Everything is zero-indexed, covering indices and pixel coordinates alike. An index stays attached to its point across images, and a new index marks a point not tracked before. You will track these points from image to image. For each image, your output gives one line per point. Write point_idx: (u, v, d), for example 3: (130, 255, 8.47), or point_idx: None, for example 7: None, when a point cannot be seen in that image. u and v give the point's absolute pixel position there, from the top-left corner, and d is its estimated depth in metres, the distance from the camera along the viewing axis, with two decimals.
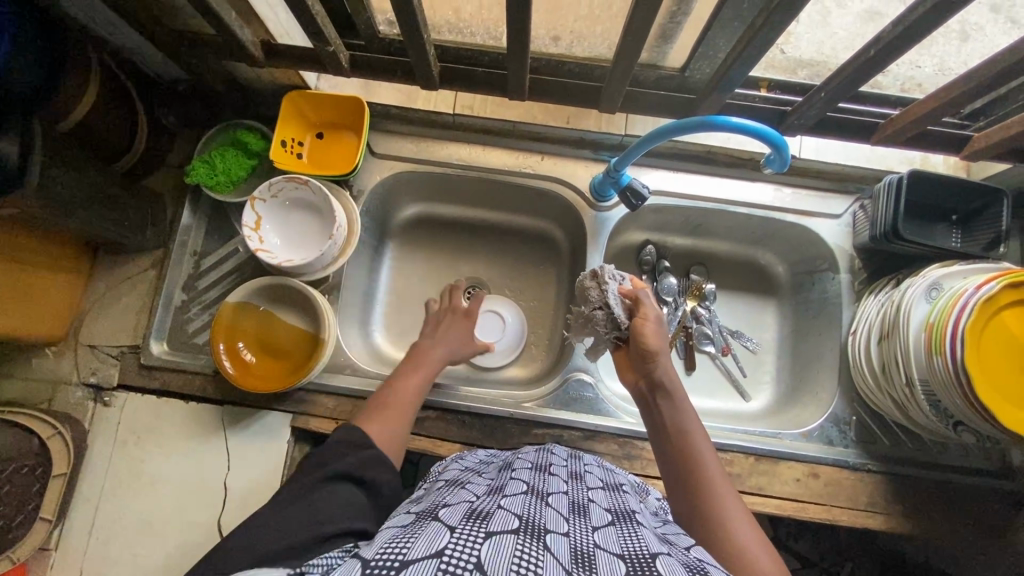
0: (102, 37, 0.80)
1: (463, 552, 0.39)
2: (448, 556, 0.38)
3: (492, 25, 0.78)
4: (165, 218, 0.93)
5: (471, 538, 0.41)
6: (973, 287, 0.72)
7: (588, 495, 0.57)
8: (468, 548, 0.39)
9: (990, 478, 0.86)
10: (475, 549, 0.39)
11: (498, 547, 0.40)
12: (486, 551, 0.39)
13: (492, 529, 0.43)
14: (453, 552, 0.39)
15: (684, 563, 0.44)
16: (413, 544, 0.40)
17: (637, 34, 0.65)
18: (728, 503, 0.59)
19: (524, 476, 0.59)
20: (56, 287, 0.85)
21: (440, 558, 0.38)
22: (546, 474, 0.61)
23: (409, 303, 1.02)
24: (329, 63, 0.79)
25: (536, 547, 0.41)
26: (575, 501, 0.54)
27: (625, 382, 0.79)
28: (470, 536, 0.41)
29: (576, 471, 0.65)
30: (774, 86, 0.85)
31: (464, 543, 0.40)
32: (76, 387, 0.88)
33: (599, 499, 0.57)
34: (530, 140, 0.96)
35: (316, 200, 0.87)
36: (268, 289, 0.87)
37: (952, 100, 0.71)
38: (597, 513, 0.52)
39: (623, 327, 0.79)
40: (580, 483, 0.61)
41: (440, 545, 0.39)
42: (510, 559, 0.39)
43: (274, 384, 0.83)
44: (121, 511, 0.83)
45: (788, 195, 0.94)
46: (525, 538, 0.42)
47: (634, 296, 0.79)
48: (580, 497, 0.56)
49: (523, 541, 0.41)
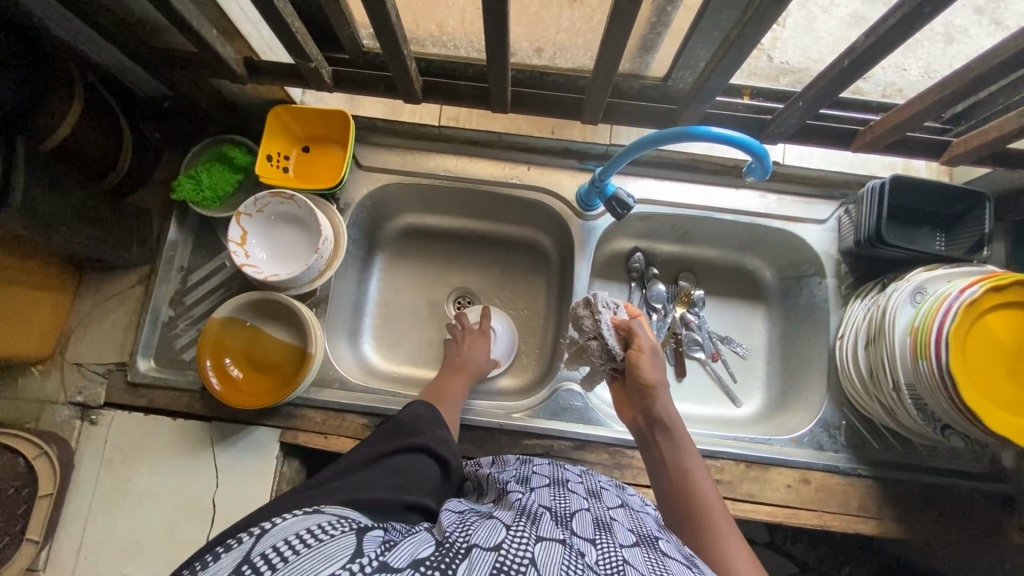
0: (86, 55, 0.80)
1: (518, 550, 0.41)
2: (504, 551, 0.40)
3: (474, 38, 0.79)
4: (152, 234, 0.93)
5: (524, 538, 0.42)
6: (957, 291, 0.72)
7: (610, 513, 0.56)
8: (522, 547, 0.41)
9: (981, 481, 0.86)
10: (529, 549, 0.41)
11: (549, 552, 0.41)
12: (539, 552, 0.41)
13: (542, 534, 0.44)
14: (510, 548, 0.41)
15: None
16: (475, 535, 0.43)
17: (616, 47, 0.65)
18: (726, 537, 0.60)
19: (547, 491, 0.58)
20: (42, 306, 0.85)
21: (498, 551, 0.40)
22: (566, 491, 0.60)
23: (398, 315, 1.02)
24: (312, 79, 0.79)
25: (578, 561, 0.42)
26: (599, 518, 0.54)
27: (622, 416, 0.80)
28: (525, 536, 0.43)
29: (593, 489, 0.63)
30: (756, 93, 0.86)
31: (520, 542, 0.42)
32: (62, 406, 0.87)
33: (620, 518, 0.56)
34: (517, 151, 0.96)
35: (300, 213, 0.87)
36: (254, 305, 0.87)
37: (931, 107, 0.72)
38: (621, 531, 0.52)
39: (618, 357, 0.79)
40: (599, 501, 0.60)
41: (499, 540, 0.42)
42: (560, 563, 0.40)
43: (262, 400, 0.82)
44: (109, 531, 0.82)
45: (773, 201, 0.95)
46: (570, 549, 0.43)
47: (629, 326, 0.80)
48: (603, 515, 0.55)
49: (571, 553, 0.42)
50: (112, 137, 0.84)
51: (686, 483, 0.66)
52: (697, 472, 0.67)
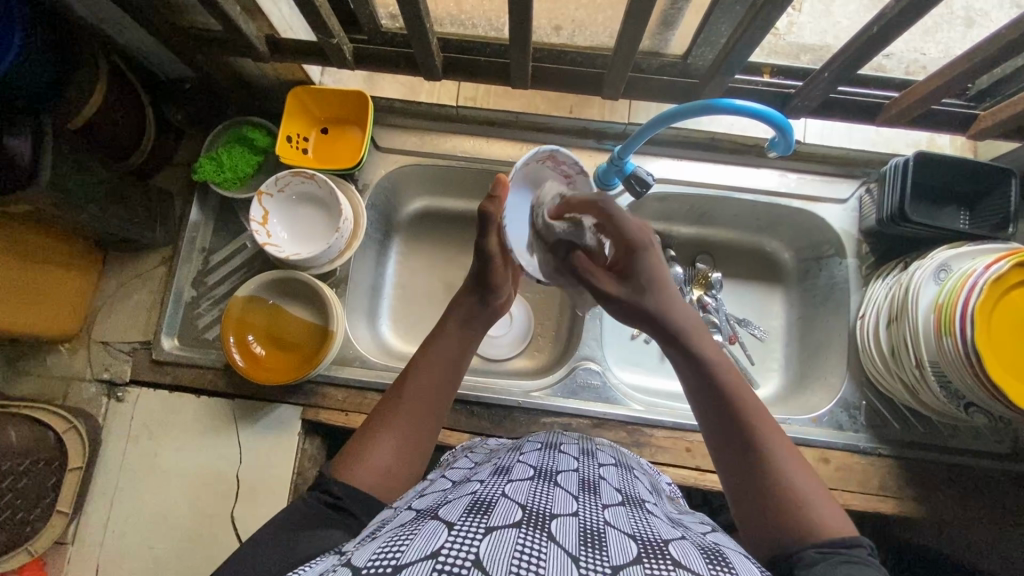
0: (109, 34, 0.81)
1: (459, 551, 0.37)
2: (444, 556, 0.36)
3: (494, 16, 0.80)
4: (174, 215, 0.94)
5: (470, 535, 0.39)
6: (982, 267, 0.72)
7: (598, 471, 0.56)
8: (465, 546, 0.37)
9: (1001, 460, 0.86)
10: (473, 547, 0.37)
11: (499, 542, 0.38)
12: (486, 547, 0.38)
13: (493, 524, 0.40)
14: (450, 552, 0.37)
15: (698, 545, 0.44)
16: (408, 545, 0.38)
17: (638, 18, 0.64)
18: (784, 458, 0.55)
19: (533, 455, 0.58)
20: (69, 285, 0.86)
21: (436, 558, 0.36)
22: (555, 452, 0.60)
23: (416, 296, 1.03)
24: (332, 56, 0.79)
25: (539, 538, 0.40)
26: (585, 477, 0.54)
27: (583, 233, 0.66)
28: (469, 532, 0.39)
29: (588, 447, 0.64)
30: (776, 71, 0.83)
31: (461, 542, 0.38)
32: (89, 382, 0.89)
33: (609, 476, 0.56)
34: (534, 131, 0.96)
35: (321, 193, 0.88)
36: (274, 283, 0.88)
37: (958, 77, 0.70)
38: (607, 490, 0.52)
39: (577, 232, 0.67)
40: (591, 458, 0.60)
41: (435, 546, 0.37)
42: (511, 555, 0.37)
43: (282, 376, 0.84)
44: (136, 505, 0.84)
45: (793, 180, 0.94)
46: (528, 529, 0.40)
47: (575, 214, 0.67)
48: (591, 474, 0.55)
49: (525, 533, 0.40)
50: (135, 116, 0.85)
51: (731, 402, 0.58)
52: (735, 383, 0.59)
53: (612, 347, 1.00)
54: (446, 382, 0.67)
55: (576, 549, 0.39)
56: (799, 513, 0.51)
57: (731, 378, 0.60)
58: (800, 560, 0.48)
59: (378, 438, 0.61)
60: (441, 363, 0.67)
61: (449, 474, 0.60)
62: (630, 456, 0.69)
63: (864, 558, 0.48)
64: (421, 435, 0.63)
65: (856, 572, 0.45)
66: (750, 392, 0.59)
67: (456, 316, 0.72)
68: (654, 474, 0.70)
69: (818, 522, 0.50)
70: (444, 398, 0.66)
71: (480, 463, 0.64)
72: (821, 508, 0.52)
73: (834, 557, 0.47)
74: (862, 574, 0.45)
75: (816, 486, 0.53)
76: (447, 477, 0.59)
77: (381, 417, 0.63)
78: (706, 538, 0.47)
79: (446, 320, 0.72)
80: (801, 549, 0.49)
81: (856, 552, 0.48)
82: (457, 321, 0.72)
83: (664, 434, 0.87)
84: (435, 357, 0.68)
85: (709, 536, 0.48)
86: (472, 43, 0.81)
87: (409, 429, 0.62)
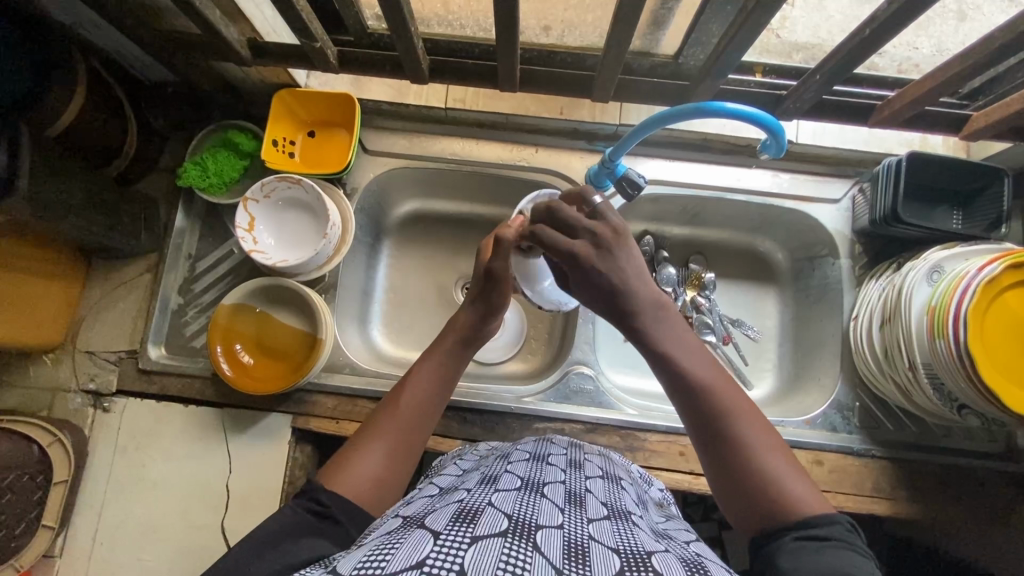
0: (86, 39, 0.80)
1: (445, 560, 0.36)
2: (429, 566, 0.35)
3: (481, 16, 0.78)
4: (160, 221, 0.92)
5: (455, 544, 0.38)
6: (975, 269, 0.71)
7: (585, 485, 0.55)
8: (450, 555, 0.37)
9: (994, 460, 0.86)
10: (458, 556, 0.37)
11: (484, 552, 0.37)
12: (471, 557, 0.37)
13: (478, 533, 0.40)
14: (434, 562, 0.36)
15: (681, 559, 0.43)
16: (394, 553, 0.37)
17: (627, 21, 0.63)
18: (754, 439, 0.54)
19: (521, 465, 0.58)
20: (51, 295, 0.85)
21: (421, 568, 0.35)
22: (543, 464, 0.59)
23: (407, 301, 1.02)
24: (317, 60, 0.78)
25: (524, 548, 0.39)
26: (571, 489, 0.53)
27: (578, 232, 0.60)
28: (454, 541, 0.38)
29: (576, 459, 0.63)
30: (768, 70, 0.83)
31: (446, 551, 0.37)
32: (74, 394, 0.88)
33: (596, 490, 0.55)
34: (525, 133, 0.95)
35: (309, 199, 0.87)
36: (263, 292, 0.87)
37: (951, 80, 0.70)
38: (593, 504, 0.51)
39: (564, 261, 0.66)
40: (578, 471, 0.59)
41: (421, 555, 0.36)
42: (495, 565, 0.36)
43: (270, 385, 0.83)
44: (124, 518, 0.83)
45: (785, 180, 0.93)
46: (513, 539, 0.39)
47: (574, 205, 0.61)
48: (578, 486, 0.54)
49: (511, 543, 0.39)
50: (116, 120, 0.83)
51: (696, 389, 0.56)
52: (705, 366, 0.57)
53: (604, 349, 0.99)
54: (439, 396, 0.65)
55: (560, 561, 0.39)
56: (776, 498, 0.51)
57: (696, 358, 0.57)
58: (778, 547, 0.48)
59: (365, 455, 0.59)
60: (437, 377, 0.66)
61: (437, 484, 0.59)
62: (619, 465, 0.69)
63: (843, 536, 0.47)
64: (412, 445, 0.62)
65: (828, 556, 0.45)
66: (717, 371, 0.57)
67: (456, 330, 0.69)
68: (643, 482, 0.69)
69: (794, 507, 0.50)
70: (434, 414, 0.65)
71: (468, 471, 0.62)
72: (793, 487, 0.51)
73: (812, 542, 0.47)
74: (842, 556, 0.45)
75: (786, 463, 0.53)
76: (433, 486, 0.58)
77: (372, 427, 0.62)
78: (689, 550, 0.47)
79: (447, 332, 0.70)
80: (781, 536, 0.49)
81: (833, 529, 0.47)
82: (457, 335, 0.69)
83: (657, 438, 0.87)
84: (429, 371, 0.66)
85: (692, 549, 0.48)
86: (459, 44, 0.80)
87: (397, 441, 0.61)
